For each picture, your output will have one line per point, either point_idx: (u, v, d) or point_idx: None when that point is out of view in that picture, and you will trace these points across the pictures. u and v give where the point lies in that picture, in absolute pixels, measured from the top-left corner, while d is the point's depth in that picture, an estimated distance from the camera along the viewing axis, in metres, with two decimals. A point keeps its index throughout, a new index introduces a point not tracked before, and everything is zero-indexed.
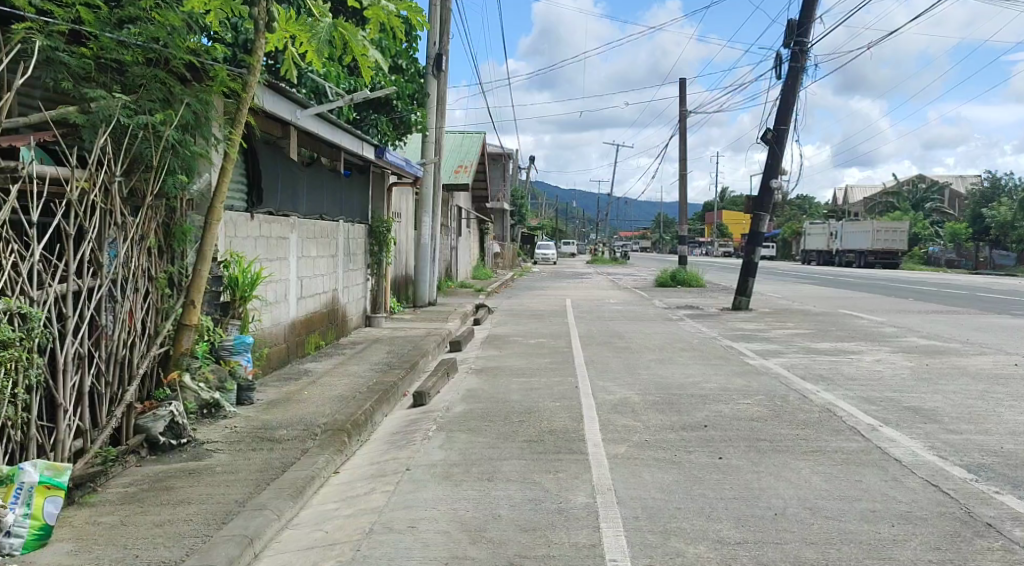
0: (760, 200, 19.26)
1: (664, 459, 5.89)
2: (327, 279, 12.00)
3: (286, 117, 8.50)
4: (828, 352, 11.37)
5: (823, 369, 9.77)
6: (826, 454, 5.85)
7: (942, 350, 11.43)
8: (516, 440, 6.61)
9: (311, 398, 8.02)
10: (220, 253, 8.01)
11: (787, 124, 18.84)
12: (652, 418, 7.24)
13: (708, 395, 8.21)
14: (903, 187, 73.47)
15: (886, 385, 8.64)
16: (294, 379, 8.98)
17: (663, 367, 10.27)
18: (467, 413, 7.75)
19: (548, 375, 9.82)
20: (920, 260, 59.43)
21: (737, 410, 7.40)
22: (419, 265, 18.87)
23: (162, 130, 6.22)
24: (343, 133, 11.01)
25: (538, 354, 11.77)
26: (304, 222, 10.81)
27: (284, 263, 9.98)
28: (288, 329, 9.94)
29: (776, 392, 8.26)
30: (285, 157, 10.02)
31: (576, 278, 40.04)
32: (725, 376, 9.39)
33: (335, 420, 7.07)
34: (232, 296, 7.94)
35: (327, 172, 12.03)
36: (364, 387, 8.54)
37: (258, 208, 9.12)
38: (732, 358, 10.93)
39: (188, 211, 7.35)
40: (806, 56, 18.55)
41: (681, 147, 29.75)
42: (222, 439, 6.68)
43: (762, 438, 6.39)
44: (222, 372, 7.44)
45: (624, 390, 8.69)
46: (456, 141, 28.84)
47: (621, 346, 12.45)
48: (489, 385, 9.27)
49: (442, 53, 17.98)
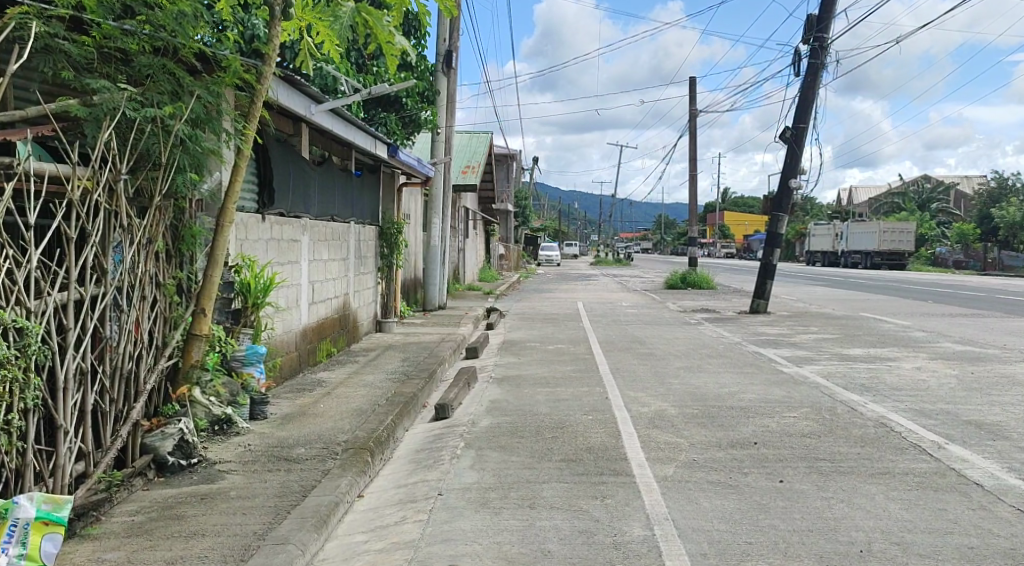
0: (779, 201, 18.76)
1: (719, 482, 5.40)
2: (338, 283, 11.52)
3: (300, 112, 8.02)
4: (863, 359, 10.84)
5: (864, 378, 9.25)
6: (898, 477, 5.34)
7: (983, 355, 10.90)
8: (553, 459, 6.12)
9: (328, 411, 7.53)
10: (231, 257, 7.50)
11: (806, 122, 18.35)
12: (696, 434, 6.74)
13: (750, 407, 7.71)
14: (909, 187, 72.92)
15: (938, 395, 8.11)
16: (307, 389, 8.49)
17: (694, 376, 9.77)
18: (495, 428, 7.27)
19: (574, 385, 9.33)
20: (928, 261, 58.89)
21: (787, 426, 6.88)
22: (429, 268, 18.39)
23: (171, 124, 5.74)
24: (357, 130, 10.54)
25: (559, 361, 11.27)
26: (315, 224, 10.33)
27: (296, 267, 9.51)
28: (300, 336, 9.46)
29: (822, 404, 7.75)
30: (296, 155, 9.53)
31: (583, 279, 39.53)
32: (763, 386, 8.87)
33: (357, 437, 6.57)
34: (244, 302, 7.42)
35: (338, 171, 11.54)
36: (383, 400, 8.05)
37: (269, 209, 8.64)
38: (764, 366, 10.43)
39: (198, 212, 6.88)
40: (826, 52, 18.06)
41: (692, 146, 29.24)
42: (236, 459, 6.19)
43: (822, 457, 5.89)
44: (234, 386, 6.93)
45: (658, 402, 8.18)
46: (463, 141, 28.37)
47: (645, 353, 11.94)
48: (513, 396, 8.76)
49: (452, 49, 17.52)
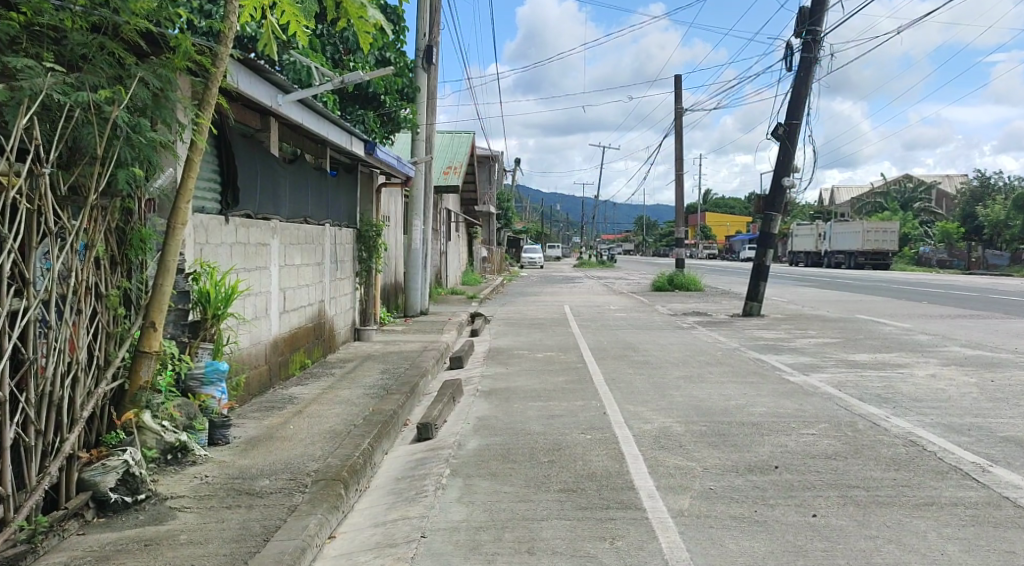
0: (771, 200, 18.17)
1: (743, 518, 4.70)
2: (313, 290, 10.76)
3: (265, 102, 7.25)
4: (872, 366, 10.24)
5: (878, 388, 8.61)
6: (948, 507, 4.64)
7: (998, 361, 10.31)
8: (551, 490, 5.41)
9: (299, 434, 6.78)
10: (188, 263, 6.73)
11: (799, 118, 17.78)
12: (709, 457, 6.05)
13: (763, 424, 7.03)
14: (892, 187, 73.00)
15: (963, 406, 7.48)
16: (277, 408, 7.74)
17: (696, 386, 9.09)
18: (484, 451, 6.55)
19: (569, 398, 8.64)
20: (912, 261, 58.82)
21: (808, 446, 6.21)
22: (410, 272, 17.64)
23: (109, 112, 4.98)
24: (331, 125, 9.78)
25: (550, 371, 10.56)
26: (286, 227, 9.57)
27: (265, 273, 8.75)
28: (269, 348, 8.71)
29: (841, 419, 7.08)
30: (265, 151, 8.76)
31: (568, 281, 38.81)
32: (773, 398, 8.20)
33: (329, 465, 5.83)
34: (203, 314, 6.66)
35: (312, 170, 10.77)
36: (360, 419, 7.31)
37: (234, 210, 7.87)
38: (769, 374, 9.77)
39: (147, 212, 6.13)
40: (819, 46, 17.52)
41: (678, 144, 28.64)
42: (191, 494, 5.42)
43: (854, 485, 5.18)
44: (190, 407, 6.18)
45: (661, 418, 7.49)
46: (444, 141, 27.62)
47: (640, 361, 11.25)
48: (503, 412, 8.03)
49: (433, 44, 16.76)
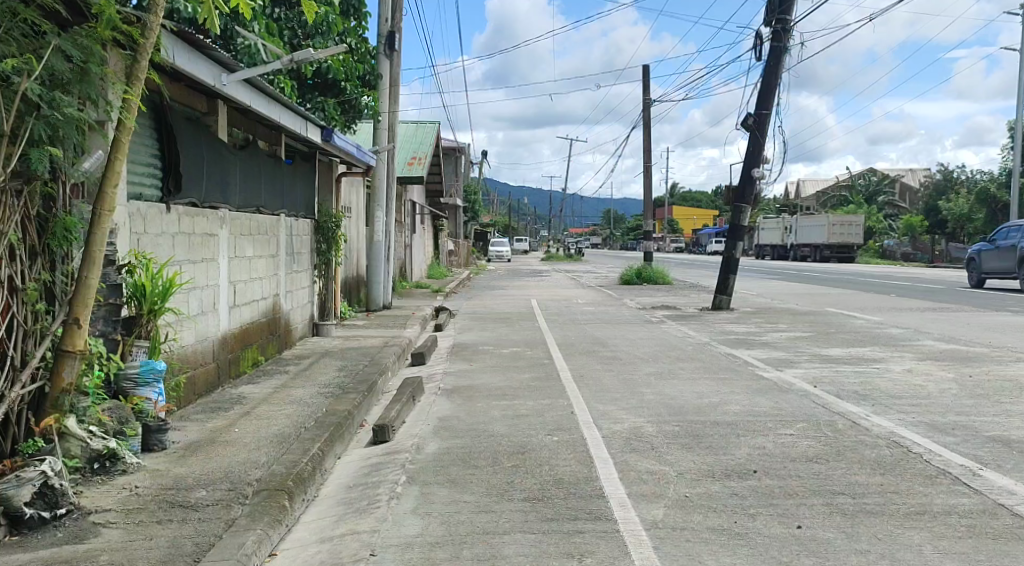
0: (741, 192, 17.91)
1: (722, 530, 4.33)
2: (266, 283, 10.21)
3: (207, 81, 6.67)
4: (847, 361, 9.99)
5: (855, 385, 8.34)
6: (941, 515, 4.33)
7: (973, 355, 10.12)
8: (515, 500, 5.00)
9: (244, 437, 6.27)
10: (122, 254, 6.07)
11: (769, 108, 17.55)
12: (683, 460, 5.67)
13: (739, 424, 6.68)
14: (856, 181, 73.78)
15: (944, 404, 7.23)
16: (222, 409, 7.22)
17: (667, 383, 8.74)
18: (444, 455, 6.12)
19: (535, 396, 8.25)
20: (876, 254, 59.46)
21: (787, 448, 5.88)
22: (372, 264, 17.10)
23: (18, 83, 4.45)
24: (283, 109, 9.19)
25: (515, 368, 10.15)
26: (236, 217, 9.00)
27: (213, 265, 8.19)
28: (217, 346, 8.17)
29: (820, 419, 6.77)
30: (212, 136, 8.19)
31: (535, 275, 38.37)
32: (747, 396, 7.87)
33: (274, 473, 5.35)
34: (138, 309, 6.09)
35: (264, 158, 10.17)
36: (311, 421, 6.83)
37: (176, 198, 7.29)
38: (742, 370, 9.47)
39: (74, 199, 5.56)
40: (789, 35, 17.31)
41: (646, 137, 28.36)
42: (118, 508, 4.86)
43: (839, 491, 4.84)
44: (122, 411, 5.58)
45: (632, 417, 7.12)
46: (408, 132, 27.02)
47: (609, 357, 10.90)
48: (465, 412, 7.60)
49: (395, 30, 16.58)
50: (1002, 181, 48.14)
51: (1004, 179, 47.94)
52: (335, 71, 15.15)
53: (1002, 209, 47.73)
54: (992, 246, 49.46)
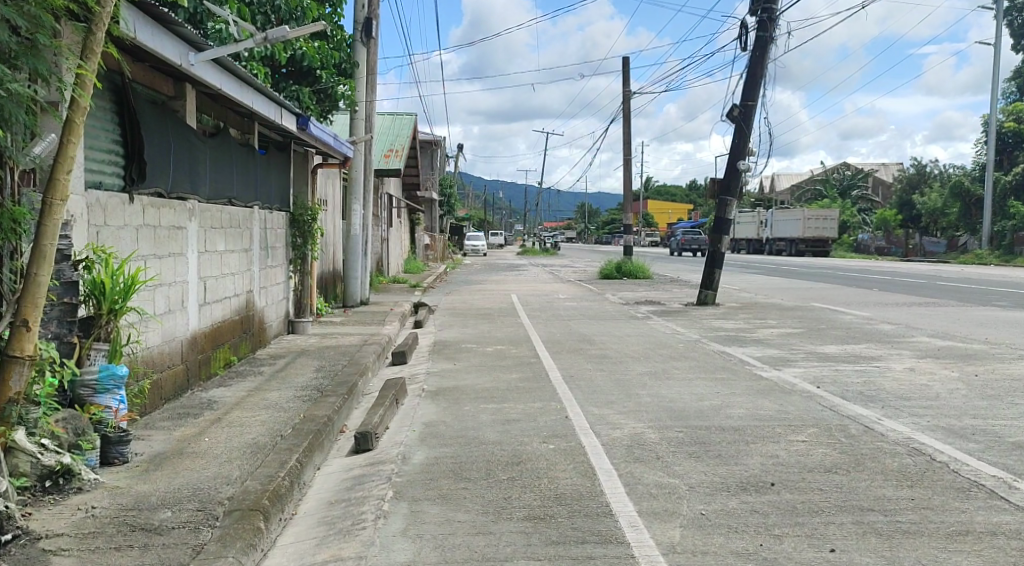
0: (726, 184, 17.60)
1: (748, 555, 3.92)
2: (239, 279, 9.68)
3: (172, 59, 6.10)
4: (845, 360, 9.68)
5: (858, 385, 8.01)
6: (985, 537, 3.98)
7: (973, 352, 9.85)
8: (515, 518, 4.56)
9: (215, 447, 5.77)
10: (79, 249, 5.50)
11: (755, 99, 17.22)
12: (692, 472, 5.27)
13: (745, 429, 6.30)
14: (830, 175, 74.11)
15: (956, 406, 6.91)
16: (192, 415, 6.70)
17: (663, 383, 8.35)
18: (433, 466, 5.66)
19: (526, 398, 7.81)
20: (850, 248, 59.77)
21: (802, 456, 5.51)
22: (349, 259, 16.55)
23: None
24: (257, 94, 8.63)
25: (501, 367, 9.71)
26: (206, 209, 8.45)
27: (181, 260, 7.65)
28: (185, 346, 7.63)
29: (830, 423, 6.41)
30: (179, 122, 7.63)
31: (513, 269, 37.92)
32: (749, 398, 7.50)
33: (247, 489, 4.86)
34: (96, 308, 5.48)
35: (236, 147, 9.62)
36: (288, 428, 6.34)
37: (140, 187, 6.74)
38: (739, 370, 9.11)
39: (24, 186, 5.01)
40: (775, 25, 16.98)
41: (626, 129, 27.97)
42: (72, 531, 4.27)
43: (868, 507, 4.46)
44: (79, 422, 4.98)
45: (631, 422, 6.70)
46: (385, 123, 26.43)
47: (598, 355, 10.48)
48: (453, 417, 7.14)
49: (371, 16, 15.62)
50: (975, 176, 48.53)
51: (978, 174, 48.33)
52: (310, 58, 14.58)
53: (975, 204, 48.13)
54: (965, 240, 49.86)
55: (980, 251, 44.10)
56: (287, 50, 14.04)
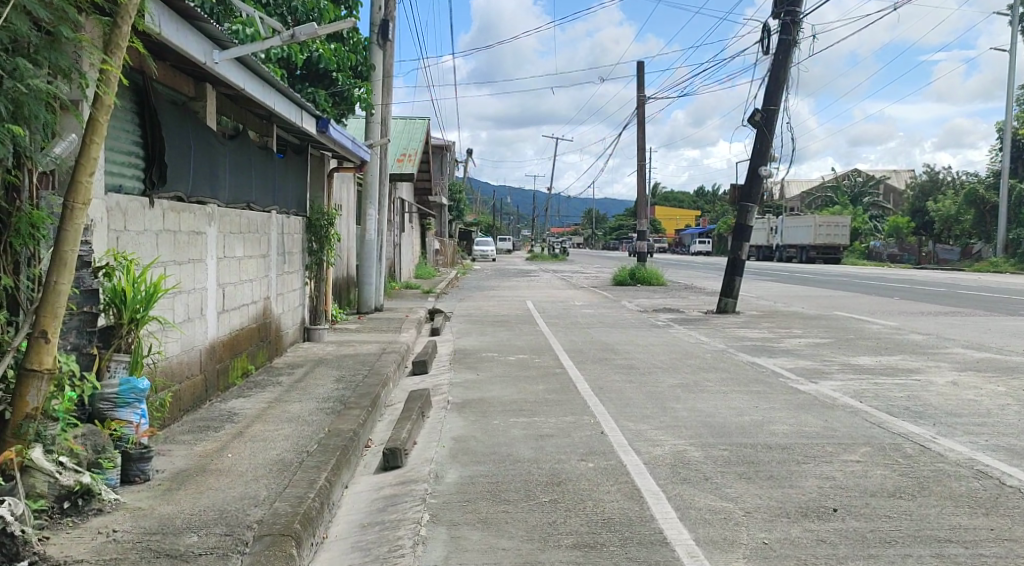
0: (747, 190, 17.30)
1: None
2: (256, 285, 9.41)
3: (196, 57, 5.84)
4: (881, 372, 9.36)
5: (902, 400, 7.69)
6: None
7: (1015, 365, 9.52)
8: (563, 546, 4.27)
9: (239, 463, 5.49)
10: (99, 255, 5.22)
11: (777, 103, 16.92)
12: (747, 496, 4.97)
13: (794, 448, 5.99)
14: (841, 182, 73.67)
15: (1011, 424, 6.59)
16: (212, 428, 6.42)
17: (697, 397, 8.04)
18: (469, 485, 5.37)
19: (557, 411, 7.51)
20: (862, 255, 59.29)
21: (860, 479, 5.20)
22: (364, 264, 16.28)
23: None
24: (278, 94, 8.36)
25: (526, 378, 9.41)
26: (225, 213, 8.18)
27: (200, 266, 7.39)
28: (204, 355, 7.36)
29: (883, 442, 6.10)
30: (200, 122, 7.37)
31: (523, 275, 37.61)
32: (791, 413, 7.19)
33: (277, 512, 4.57)
34: (117, 318, 5.17)
35: (255, 150, 9.36)
36: (314, 443, 6.05)
37: (160, 191, 6.48)
38: (774, 383, 8.79)
39: (42, 188, 4.75)
40: (798, 28, 16.68)
41: (640, 135, 27.70)
42: (92, 557, 3.97)
43: (945, 538, 4.17)
44: (98, 438, 4.69)
45: (672, 439, 6.40)
46: (398, 128, 26.19)
47: (624, 366, 10.18)
48: (482, 431, 6.84)
49: (388, 19, 15.42)
50: (989, 183, 48.10)
51: (992, 181, 47.91)
52: (327, 60, 14.34)
53: (990, 211, 47.71)
54: (980, 248, 49.40)
55: (995, 259, 43.62)
56: (304, 52, 13.81)
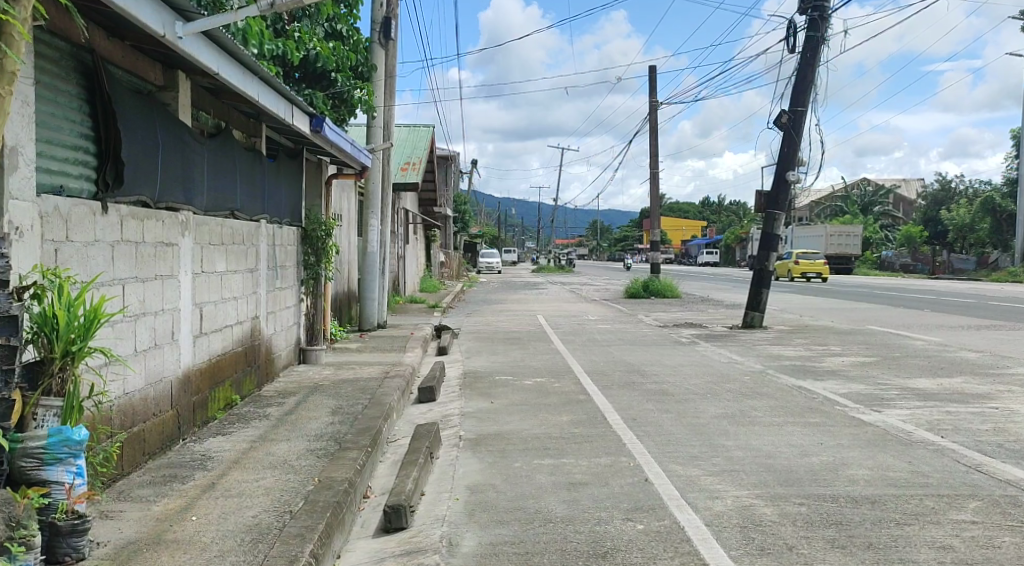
0: (774, 197, 16.21)
1: None
2: (242, 304, 8.34)
3: (152, 28, 4.79)
4: (951, 399, 8.25)
5: (990, 435, 6.58)
6: None
7: None
8: None
9: (202, 530, 4.40)
10: (25, 273, 4.27)
11: (805, 105, 15.88)
12: None
13: (887, 502, 4.89)
14: (851, 191, 72.52)
15: None
16: (178, 479, 5.34)
17: (750, 432, 6.93)
18: (491, 558, 4.28)
19: (591, 451, 6.41)
20: (875, 265, 58.12)
21: (989, 551, 4.10)
22: (365, 278, 15.21)
23: None
24: (265, 86, 7.29)
25: (547, 407, 8.28)
26: (204, 222, 7.12)
27: (172, 283, 6.33)
28: (175, 388, 6.30)
29: (994, 494, 4.99)
30: (171, 116, 6.31)
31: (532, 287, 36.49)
32: (866, 453, 6.10)
33: None
34: (47, 351, 4.11)
35: (240, 151, 8.30)
36: (298, 499, 4.96)
37: (117, 194, 5.42)
38: (832, 412, 7.70)
39: None
40: (826, 24, 15.64)
41: (653, 142, 26.68)
42: None
43: None
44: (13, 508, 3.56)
45: (733, 488, 5.32)
46: (402, 136, 25.18)
47: (656, 391, 9.08)
48: (502, 478, 5.74)
49: (391, 16, 14.60)
50: (1006, 191, 46.94)
51: (1008, 189, 46.75)
52: (325, 59, 13.20)
53: (1008, 219, 46.50)
54: (997, 257, 47.95)
55: (1013, 268, 42.39)
56: (300, 50, 12.76)
